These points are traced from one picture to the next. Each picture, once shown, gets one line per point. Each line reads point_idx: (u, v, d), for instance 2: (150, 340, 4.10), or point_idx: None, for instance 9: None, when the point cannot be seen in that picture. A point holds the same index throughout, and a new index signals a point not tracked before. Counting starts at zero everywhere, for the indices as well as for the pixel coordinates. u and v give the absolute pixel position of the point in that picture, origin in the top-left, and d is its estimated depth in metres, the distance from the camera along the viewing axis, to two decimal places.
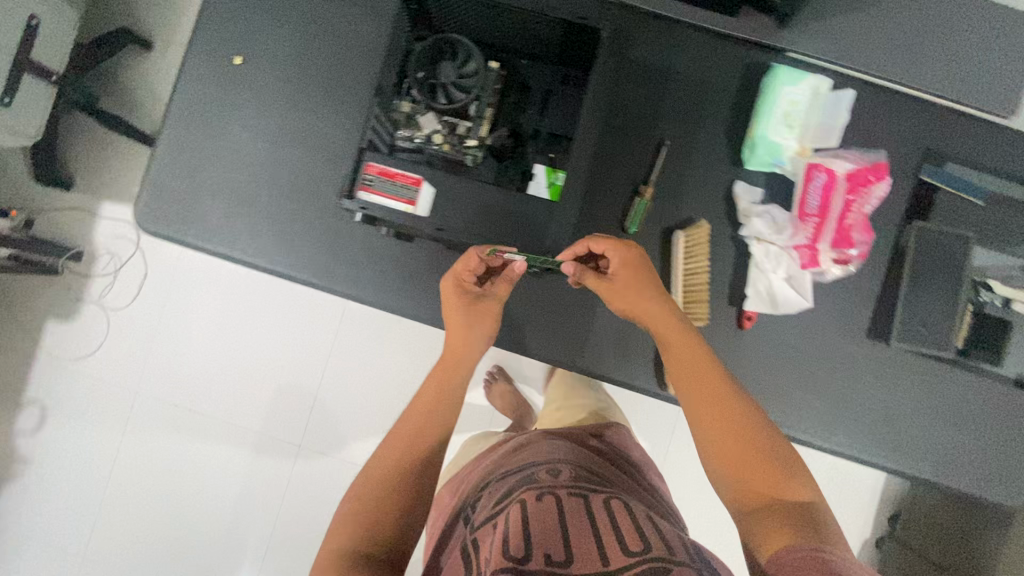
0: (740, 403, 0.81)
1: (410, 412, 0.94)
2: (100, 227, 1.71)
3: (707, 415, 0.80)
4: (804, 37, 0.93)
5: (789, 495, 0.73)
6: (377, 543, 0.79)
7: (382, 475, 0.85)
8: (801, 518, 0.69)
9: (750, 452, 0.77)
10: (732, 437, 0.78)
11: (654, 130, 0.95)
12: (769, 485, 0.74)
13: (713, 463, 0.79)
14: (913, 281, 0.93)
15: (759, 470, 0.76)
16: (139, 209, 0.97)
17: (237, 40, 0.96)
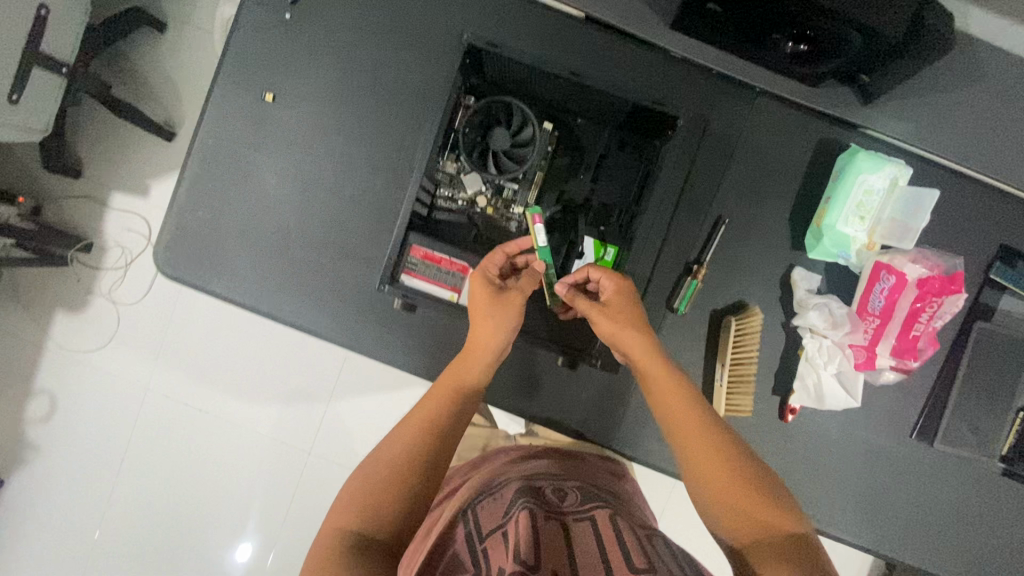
0: (741, 448, 0.74)
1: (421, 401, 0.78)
2: (110, 219, 1.58)
3: (705, 454, 0.72)
4: (887, 119, 0.85)
5: (795, 543, 0.64)
6: (383, 529, 0.65)
7: (378, 467, 0.70)
8: (812, 569, 0.60)
9: (754, 495, 0.69)
10: (735, 483, 0.70)
11: (711, 205, 0.88)
12: (771, 529, 0.66)
13: (710, 504, 0.71)
14: (966, 384, 0.89)
15: (762, 515, 0.67)
16: (158, 252, 0.90)
17: (269, 76, 0.88)
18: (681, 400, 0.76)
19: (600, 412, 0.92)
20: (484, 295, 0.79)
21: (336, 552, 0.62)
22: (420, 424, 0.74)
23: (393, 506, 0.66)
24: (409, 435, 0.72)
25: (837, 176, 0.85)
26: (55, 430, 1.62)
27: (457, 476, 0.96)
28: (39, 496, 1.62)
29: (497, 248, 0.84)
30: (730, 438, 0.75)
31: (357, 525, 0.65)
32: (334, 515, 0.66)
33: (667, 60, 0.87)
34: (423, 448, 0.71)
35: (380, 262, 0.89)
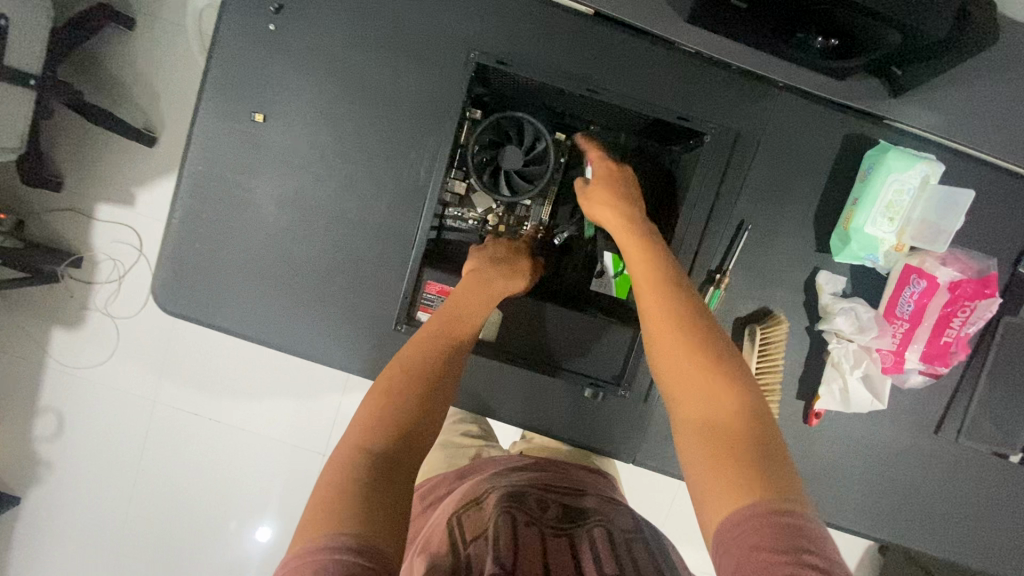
0: (700, 306, 0.65)
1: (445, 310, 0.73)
2: (97, 231, 1.33)
3: (659, 327, 0.64)
4: (920, 110, 0.80)
5: (748, 427, 0.57)
6: (400, 456, 0.56)
7: (384, 391, 0.62)
8: (766, 466, 0.54)
9: (707, 371, 0.60)
10: (687, 358, 0.61)
11: (733, 209, 0.83)
12: (723, 410, 0.58)
13: (663, 378, 0.63)
14: (994, 378, 0.87)
15: (713, 394, 0.59)
16: (156, 286, 0.86)
17: (257, 95, 0.82)
18: (643, 259, 0.69)
19: (620, 427, 0.88)
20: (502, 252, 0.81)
21: (350, 465, 0.54)
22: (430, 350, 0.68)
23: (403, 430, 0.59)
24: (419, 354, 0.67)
25: (866, 175, 0.81)
26: (58, 456, 1.41)
27: (445, 483, 0.83)
28: (48, 526, 1.43)
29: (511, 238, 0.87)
30: (691, 298, 0.66)
31: (370, 439, 0.57)
32: (347, 434, 0.58)
33: (683, 57, 0.80)
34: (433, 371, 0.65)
35: (385, 286, 0.85)
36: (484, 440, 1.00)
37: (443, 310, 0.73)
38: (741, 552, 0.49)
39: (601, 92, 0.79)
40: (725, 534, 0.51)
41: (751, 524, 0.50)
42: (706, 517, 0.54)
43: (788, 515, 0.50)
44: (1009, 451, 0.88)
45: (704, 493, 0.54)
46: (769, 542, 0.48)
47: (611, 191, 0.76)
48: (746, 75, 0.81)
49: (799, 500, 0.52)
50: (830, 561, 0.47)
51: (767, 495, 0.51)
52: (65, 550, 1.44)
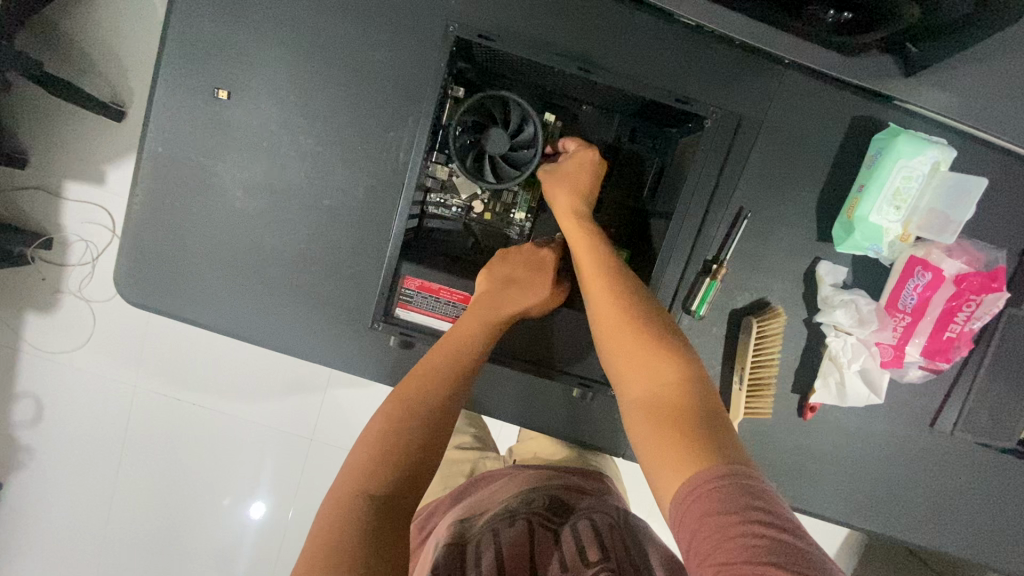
0: (645, 293, 0.66)
1: (454, 328, 0.71)
2: (66, 211, 1.24)
3: (606, 312, 0.64)
4: (931, 91, 0.75)
5: (692, 402, 0.57)
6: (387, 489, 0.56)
7: (384, 437, 0.60)
8: (712, 435, 0.53)
9: (651, 349, 0.60)
10: (634, 339, 0.61)
11: (732, 197, 0.79)
12: (668, 387, 0.58)
13: (613, 364, 0.63)
14: (993, 372, 0.84)
15: (657, 370, 0.59)
16: (122, 274, 0.81)
17: (218, 71, 0.75)
18: (588, 256, 0.69)
19: (609, 422, 0.85)
20: (522, 271, 0.74)
21: (342, 510, 0.54)
22: (434, 374, 0.66)
23: (400, 463, 0.58)
24: (420, 381, 0.66)
25: (873, 161, 0.76)
26: (40, 441, 1.37)
27: (439, 512, 0.79)
28: (36, 513, 1.39)
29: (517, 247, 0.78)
30: (635, 285, 0.66)
31: (362, 483, 0.56)
32: (339, 480, 0.58)
33: (680, 31, 0.74)
34: (435, 400, 0.64)
35: (365, 275, 0.80)
36: (479, 449, 0.98)
37: (453, 338, 0.70)
38: (695, 519, 0.48)
39: (594, 72, 0.73)
40: (679, 508, 0.50)
41: (698, 492, 0.49)
42: (662, 497, 0.53)
43: (736, 476, 0.49)
44: (1005, 442, 0.85)
45: (657, 470, 0.53)
46: (719, 505, 0.47)
47: (567, 184, 0.73)
48: (750, 51, 0.75)
49: (746, 463, 0.50)
50: (783, 518, 0.46)
51: (715, 461, 0.50)
52: (52, 539, 1.39)
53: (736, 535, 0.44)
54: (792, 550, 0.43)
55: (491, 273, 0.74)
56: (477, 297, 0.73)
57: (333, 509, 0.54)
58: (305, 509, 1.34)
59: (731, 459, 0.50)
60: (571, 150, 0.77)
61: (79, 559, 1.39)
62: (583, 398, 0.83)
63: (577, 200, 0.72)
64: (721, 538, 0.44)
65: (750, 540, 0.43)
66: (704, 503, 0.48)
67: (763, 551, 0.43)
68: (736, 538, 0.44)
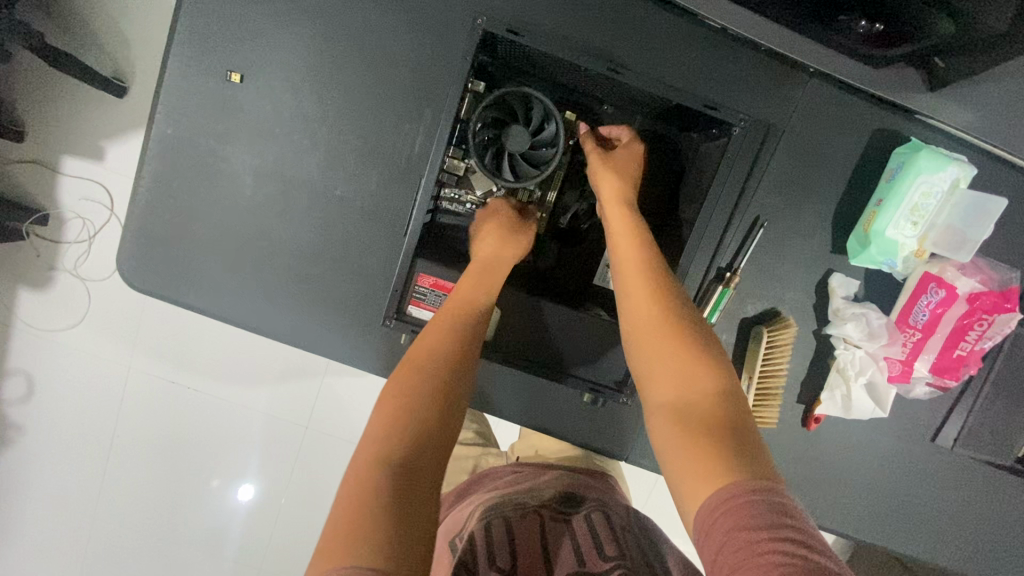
0: (682, 297, 0.65)
1: (463, 299, 0.70)
2: (63, 187, 1.21)
3: (643, 309, 0.64)
4: (954, 105, 0.74)
5: (722, 411, 0.56)
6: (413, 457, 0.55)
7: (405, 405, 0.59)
8: (740, 446, 0.53)
9: (686, 353, 0.60)
10: (671, 342, 0.61)
11: (750, 205, 0.78)
12: (699, 393, 0.58)
13: (642, 362, 0.63)
14: (995, 389, 0.84)
15: (689, 374, 0.59)
16: (124, 258, 0.79)
17: (231, 53, 0.73)
18: (630, 252, 0.68)
19: (614, 426, 0.85)
20: (513, 240, 0.75)
21: (369, 477, 0.52)
22: (454, 348, 0.66)
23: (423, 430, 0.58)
24: (440, 355, 0.65)
25: (894, 174, 0.75)
26: (31, 418, 1.34)
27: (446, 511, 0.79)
28: (25, 491, 1.37)
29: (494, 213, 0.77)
30: (676, 288, 0.65)
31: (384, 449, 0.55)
32: (360, 449, 0.56)
33: (705, 32, 0.73)
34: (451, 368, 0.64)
35: (374, 270, 0.79)
36: (481, 446, 0.98)
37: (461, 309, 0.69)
38: (723, 530, 0.48)
39: (622, 72, 0.72)
40: (705, 517, 0.50)
41: (726, 506, 0.49)
42: (683, 500, 0.53)
43: (768, 492, 0.49)
44: (1005, 460, 0.87)
45: (680, 473, 0.54)
46: (748, 520, 0.47)
47: (616, 176, 0.73)
48: (773, 56, 0.75)
49: (774, 479, 0.51)
50: (812, 538, 0.46)
51: (743, 474, 0.50)
52: (41, 518, 1.37)
53: (768, 552, 0.44)
54: (821, 569, 0.43)
55: (486, 243, 0.74)
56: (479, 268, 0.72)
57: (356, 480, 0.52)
58: (299, 496, 1.33)
59: (761, 475, 0.50)
60: (624, 140, 0.78)
61: (68, 538, 1.38)
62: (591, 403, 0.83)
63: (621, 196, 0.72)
64: (750, 553, 0.45)
65: (780, 557, 0.43)
66: (736, 516, 0.48)
67: (793, 569, 0.43)
68: (766, 555, 0.44)
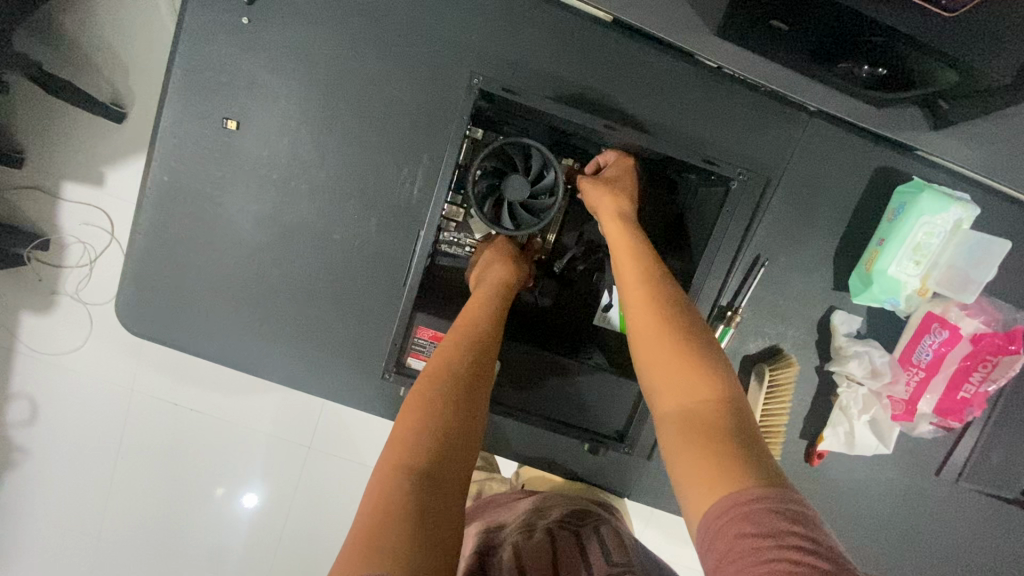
0: (682, 303, 0.65)
1: (469, 314, 0.70)
2: (64, 214, 1.21)
3: (643, 319, 0.64)
4: (957, 144, 0.73)
5: (728, 418, 0.56)
6: (442, 467, 0.55)
7: (424, 418, 0.58)
8: (747, 454, 0.52)
9: (688, 364, 0.60)
10: (672, 352, 0.61)
11: (749, 248, 0.78)
12: (702, 401, 0.57)
13: (647, 378, 0.62)
14: (999, 424, 0.84)
15: (692, 384, 0.58)
16: (123, 300, 0.79)
17: (228, 99, 0.73)
18: (628, 261, 0.68)
19: (616, 465, 0.84)
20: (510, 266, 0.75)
21: (389, 489, 0.51)
22: (470, 362, 0.65)
23: (439, 438, 0.57)
24: (451, 363, 0.64)
25: (895, 215, 0.75)
26: (36, 442, 1.35)
27: None
28: (31, 513, 1.37)
29: (490, 245, 0.78)
30: (674, 295, 0.65)
31: (407, 457, 0.54)
32: (385, 455, 0.56)
33: (703, 73, 0.73)
34: (465, 378, 0.63)
35: (374, 312, 0.79)
36: (484, 472, 0.98)
37: (464, 324, 0.69)
38: (726, 539, 0.47)
39: (619, 129, 0.71)
40: (710, 527, 0.49)
41: (732, 513, 0.48)
42: (691, 514, 0.52)
43: (773, 498, 0.47)
44: (1009, 493, 0.86)
45: (686, 484, 0.53)
46: (754, 526, 0.46)
47: (610, 188, 0.73)
48: (773, 97, 0.74)
49: (783, 484, 0.49)
50: (822, 545, 0.44)
51: (751, 482, 0.49)
52: (46, 539, 1.38)
53: (768, 560, 0.43)
54: None
55: (485, 269, 0.75)
56: (484, 288, 0.72)
57: (382, 484, 0.52)
58: (302, 518, 1.34)
59: (770, 480, 0.49)
60: (610, 160, 0.78)
61: (72, 560, 1.38)
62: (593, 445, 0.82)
63: (621, 200, 0.72)
64: (754, 560, 0.43)
65: (786, 564, 0.42)
66: (739, 524, 0.46)
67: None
68: (771, 562, 0.42)
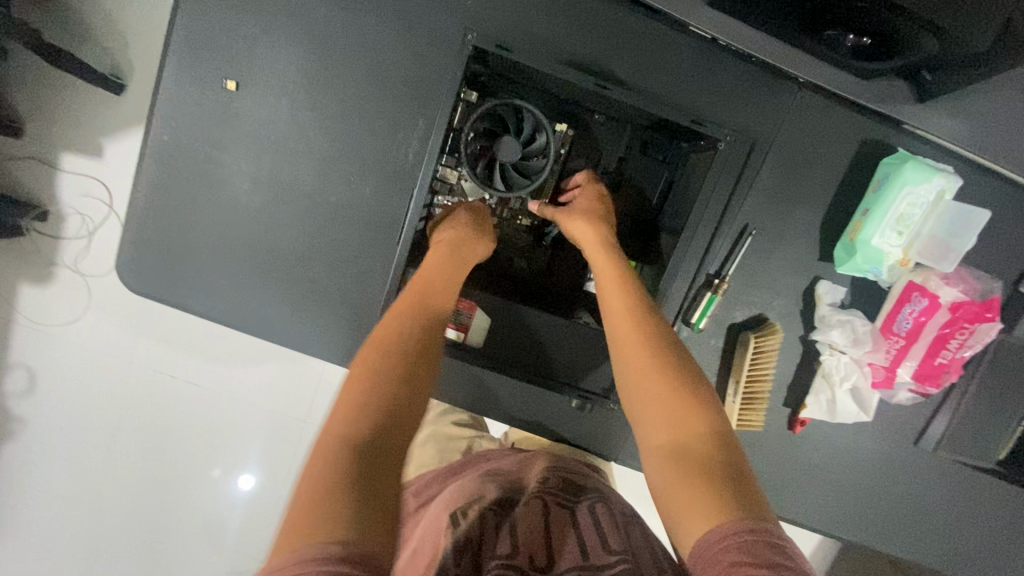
0: (669, 334, 0.69)
1: (413, 295, 0.71)
2: (63, 184, 1.22)
3: (630, 352, 0.67)
4: (941, 118, 0.75)
5: (714, 449, 0.60)
6: (378, 440, 0.54)
7: (363, 395, 0.58)
8: (735, 486, 0.57)
9: (676, 397, 0.63)
10: (657, 385, 0.65)
11: (736, 215, 0.79)
12: (693, 435, 0.61)
13: (635, 409, 0.66)
14: (976, 395, 0.86)
15: (682, 418, 0.62)
16: (124, 260, 0.81)
17: (229, 61, 0.74)
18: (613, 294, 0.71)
19: (605, 430, 0.86)
20: (462, 246, 0.76)
21: (326, 464, 0.50)
22: (410, 344, 0.65)
23: (383, 422, 0.56)
24: (393, 344, 0.65)
25: (879, 185, 0.77)
26: (33, 410, 1.36)
27: (440, 479, 0.84)
28: (29, 481, 1.39)
29: (444, 223, 0.79)
30: (657, 327, 0.69)
31: (347, 431, 0.54)
32: (324, 429, 0.56)
33: (694, 42, 0.74)
34: (404, 358, 0.64)
35: (371, 276, 0.80)
36: (474, 431, 1.01)
37: (410, 304, 0.70)
38: (718, 567, 0.51)
39: (611, 89, 0.73)
40: (701, 556, 0.53)
41: (724, 544, 0.52)
42: (683, 544, 0.56)
43: (762, 532, 0.52)
44: (988, 463, 0.89)
45: (680, 515, 0.57)
46: (746, 553, 0.51)
47: (590, 218, 0.76)
48: (763, 67, 0.76)
49: (767, 519, 0.54)
50: (802, 573, 0.50)
51: (741, 516, 0.54)
52: (43, 507, 1.40)
53: None
54: None
55: (437, 249, 0.75)
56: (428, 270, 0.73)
57: (324, 457, 0.51)
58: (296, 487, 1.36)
59: (757, 515, 0.54)
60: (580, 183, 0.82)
61: (70, 526, 1.40)
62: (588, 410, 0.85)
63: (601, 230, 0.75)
64: None
65: None
66: (730, 554, 0.51)
67: None
68: None
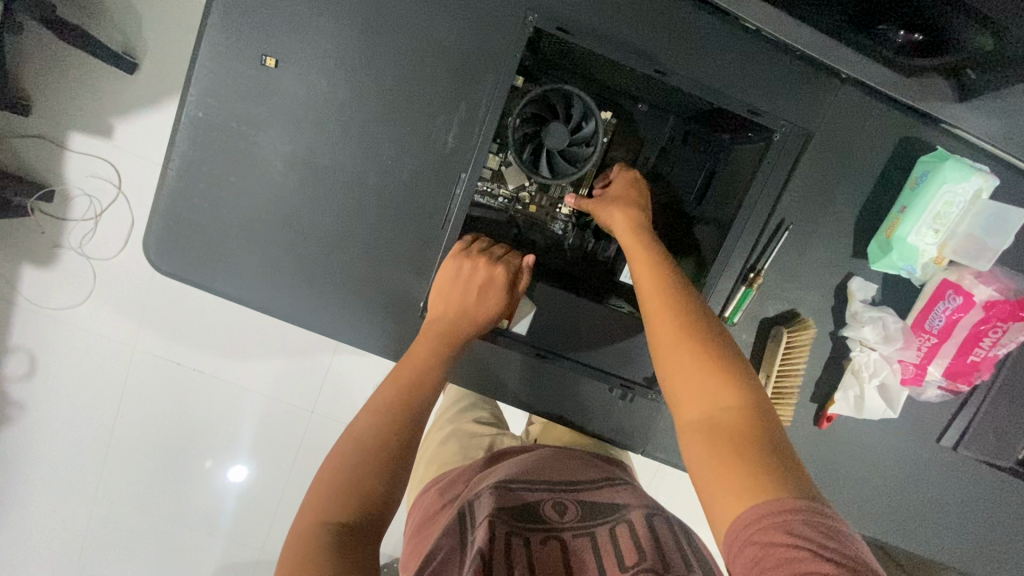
0: (705, 309, 0.68)
1: (414, 353, 0.76)
2: (71, 164, 1.19)
3: (663, 330, 0.67)
4: (977, 116, 0.76)
5: (750, 426, 0.59)
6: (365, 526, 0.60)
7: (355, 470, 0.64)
8: (774, 464, 0.56)
9: (712, 375, 0.63)
10: (692, 363, 0.64)
11: (777, 208, 0.79)
12: (728, 411, 0.61)
13: (669, 388, 0.66)
14: (1000, 393, 0.87)
15: (716, 395, 0.62)
16: (150, 241, 0.79)
17: (264, 38, 0.72)
18: (645, 274, 0.71)
19: (634, 423, 0.86)
20: (467, 283, 0.76)
21: (312, 541, 0.56)
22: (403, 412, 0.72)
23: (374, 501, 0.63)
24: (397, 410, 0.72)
25: (917, 183, 0.77)
26: (34, 396, 1.33)
27: (463, 479, 0.83)
28: (29, 468, 1.36)
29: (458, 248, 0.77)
30: (692, 305, 0.68)
31: (331, 515, 0.60)
32: (310, 504, 0.61)
33: (742, 34, 0.74)
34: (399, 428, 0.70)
35: (404, 262, 0.79)
36: (496, 428, 1.01)
37: (414, 359, 0.75)
38: (758, 546, 0.51)
39: (669, 75, 0.74)
40: (739, 534, 0.53)
41: (764, 522, 0.52)
42: (720, 524, 0.56)
43: (806, 510, 0.52)
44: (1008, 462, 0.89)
45: (713, 492, 0.57)
46: (787, 537, 0.50)
47: (621, 203, 0.76)
48: (810, 61, 0.75)
49: (814, 498, 0.53)
50: (849, 553, 0.49)
51: (783, 494, 0.53)
52: (45, 494, 1.37)
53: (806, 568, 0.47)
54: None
55: (444, 286, 0.76)
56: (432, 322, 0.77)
57: (305, 538, 0.57)
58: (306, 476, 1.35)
59: (802, 493, 0.53)
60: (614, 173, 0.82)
61: (72, 513, 1.38)
62: (619, 403, 0.84)
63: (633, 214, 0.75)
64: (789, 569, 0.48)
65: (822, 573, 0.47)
66: (772, 534, 0.51)
67: None
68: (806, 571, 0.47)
